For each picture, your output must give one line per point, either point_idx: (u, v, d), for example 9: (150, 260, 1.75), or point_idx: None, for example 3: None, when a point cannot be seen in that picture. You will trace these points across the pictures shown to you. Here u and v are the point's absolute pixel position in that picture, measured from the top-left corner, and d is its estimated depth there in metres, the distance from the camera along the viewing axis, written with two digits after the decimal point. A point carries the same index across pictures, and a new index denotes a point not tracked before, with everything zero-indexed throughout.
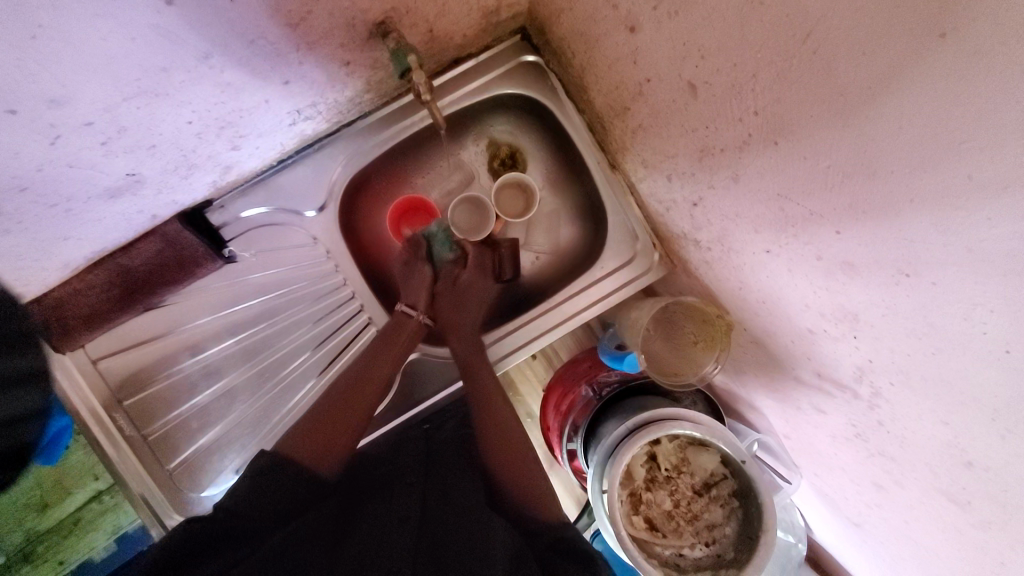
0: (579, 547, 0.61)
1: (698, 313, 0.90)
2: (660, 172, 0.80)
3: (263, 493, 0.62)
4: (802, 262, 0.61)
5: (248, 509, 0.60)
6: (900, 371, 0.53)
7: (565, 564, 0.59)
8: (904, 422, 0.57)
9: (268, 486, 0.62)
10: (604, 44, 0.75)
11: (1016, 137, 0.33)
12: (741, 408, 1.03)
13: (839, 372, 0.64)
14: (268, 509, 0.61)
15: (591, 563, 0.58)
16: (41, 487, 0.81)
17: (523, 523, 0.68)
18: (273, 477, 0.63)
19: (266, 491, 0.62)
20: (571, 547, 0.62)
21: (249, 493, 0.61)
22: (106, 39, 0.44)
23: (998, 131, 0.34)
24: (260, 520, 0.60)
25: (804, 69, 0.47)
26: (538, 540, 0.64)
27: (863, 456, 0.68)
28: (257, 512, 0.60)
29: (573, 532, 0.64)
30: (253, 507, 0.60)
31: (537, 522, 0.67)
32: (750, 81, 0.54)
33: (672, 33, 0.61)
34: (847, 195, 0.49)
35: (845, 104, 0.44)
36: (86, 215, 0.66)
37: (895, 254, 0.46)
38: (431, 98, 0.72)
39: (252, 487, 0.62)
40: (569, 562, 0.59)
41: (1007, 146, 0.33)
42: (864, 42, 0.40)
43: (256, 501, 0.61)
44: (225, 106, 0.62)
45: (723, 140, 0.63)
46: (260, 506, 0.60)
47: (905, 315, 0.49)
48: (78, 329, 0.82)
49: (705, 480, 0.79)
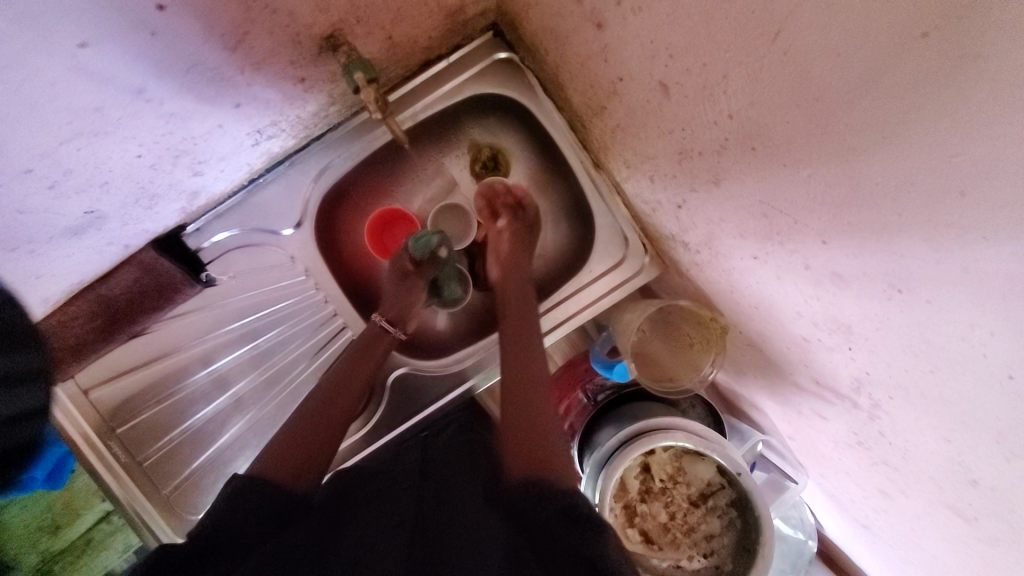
0: (592, 520, 0.51)
1: (692, 315, 0.86)
2: (643, 173, 0.75)
3: (236, 512, 0.55)
4: (790, 271, 0.56)
5: (228, 526, 0.54)
6: (897, 385, 0.50)
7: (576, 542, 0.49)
8: (905, 435, 0.53)
9: (241, 503, 0.56)
10: (574, 40, 0.69)
11: (1020, 163, 0.28)
12: (744, 407, 1.00)
13: (836, 380, 0.61)
14: (251, 525, 0.55)
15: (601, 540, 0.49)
16: (52, 510, 0.83)
17: (529, 479, 0.57)
18: (246, 497, 0.57)
19: (242, 507, 0.56)
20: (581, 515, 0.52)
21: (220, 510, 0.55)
22: (22, 89, 0.40)
23: (994, 161, 0.29)
24: (242, 536, 0.54)
25: (777, 73, 0.41)
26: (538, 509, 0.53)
27: (867, 464, 0.65)
28: (240, 526, 0.54)
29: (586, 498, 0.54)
30: (239, 521, 0.54)
31: (544, 478, 0.56)
32: (721, 82, 0.47)
33: (638, 30, 0.55)
34: (829, 207, 0.44)
35: (823, 110, 0.39)
36: (52, 253, 0.64)
37: (886, 269, 0.42)
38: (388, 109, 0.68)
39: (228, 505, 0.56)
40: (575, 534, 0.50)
41: (1012, 174, 0.28)
42: (838, 43, 0.34)
43: (234, 519, 0.55)
44: (175, 135, 0.58)
45: (700, 143, 0.57)
46: (239, 522, 0.55)
47: (898, 329, 0.45)
48: (66, 360, 0.82)
49: (701, 491, 0.76)
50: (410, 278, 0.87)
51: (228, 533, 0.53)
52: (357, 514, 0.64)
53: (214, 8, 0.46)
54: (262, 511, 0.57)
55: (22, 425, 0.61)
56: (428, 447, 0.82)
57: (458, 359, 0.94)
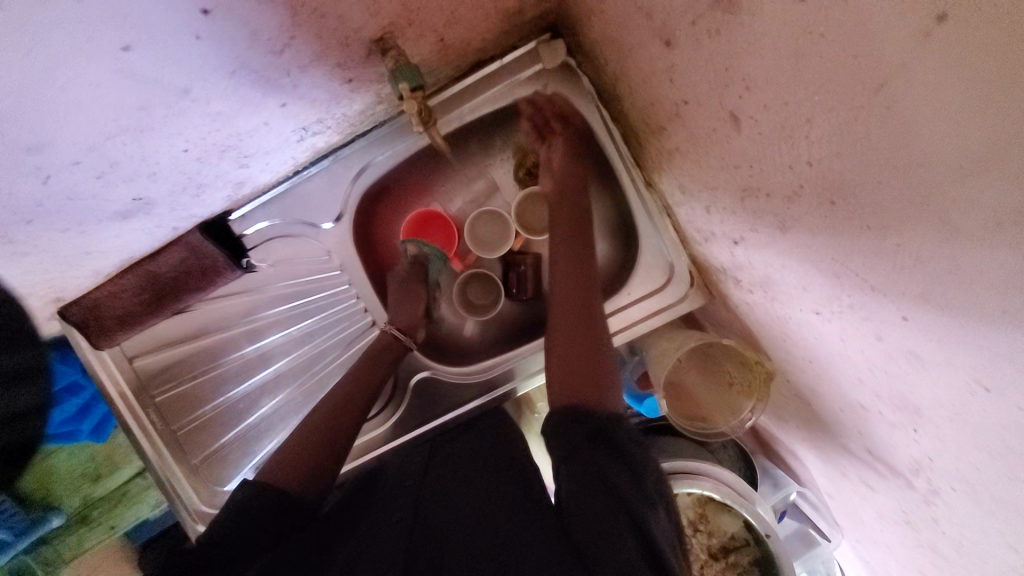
0: (630, 455, 0.54)
1: (736, 354, 0.80)
2: (699, 201, 0.69)
3: (241, 520, 0.58)
4: (856, 336, 0.50)
5: (234, 534, 0.57)
6: (964, 481, 0.44)
7: (613, 470, 0.52)
8: (964, 532, 0.47)
9: (248, 511, 0.59)
10: (637, 53, 0.64)
11: None
12: (781, 452, 0.94)
13: (893, 457, 0.54)
14: (256, 533, 0.58)
15: (637, 476, 0.52)
16: (94, 460, 0.91)
17: (566, 407, 0.60)
18: (253, 504, 0.60)
19: (249, 514, 0.59)
20: (619, 445, 0.55)
21: (228, 518, 0.58)
22: (67, 89, 0.40)
23: None
24: (246, 542, 0.57)
25: (875, 130, 0.35)
26: (575, 432, 0.57)
27: (913, 546, 0.58)
28: (243, 536, 0.57)
29: (626, 428, 0.58)
30: (243, 529, 0.57)
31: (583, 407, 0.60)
32: (804, 125, 0.42)
33: (711, 55, 0.49)
34: (916, 282, 0.38)
35: (926, 179, 0.33)
36: (102, 234, 0.66)
37: (974, 363, 0.36)
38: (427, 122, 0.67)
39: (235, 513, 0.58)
40: (612, 463, 0.53)
41: None
42: (957, 110, 0.28)
43: (240, 526, 0.57)
44: (220, 132, 0.57)
45: (769, 184, 0.51)
46: (245, 529, 0.57)
47: (980, 430, 0.39)
48: (113, 329, 0.85)
49: (723, 543, 0.72)
50: (410, 281, 0.86)
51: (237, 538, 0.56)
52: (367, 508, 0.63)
53: (261, 12, 0.44)
54: (269, 515, 0.59)
55: (22, 420, 0.81)
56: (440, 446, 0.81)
57: (487, 366, 0.91)
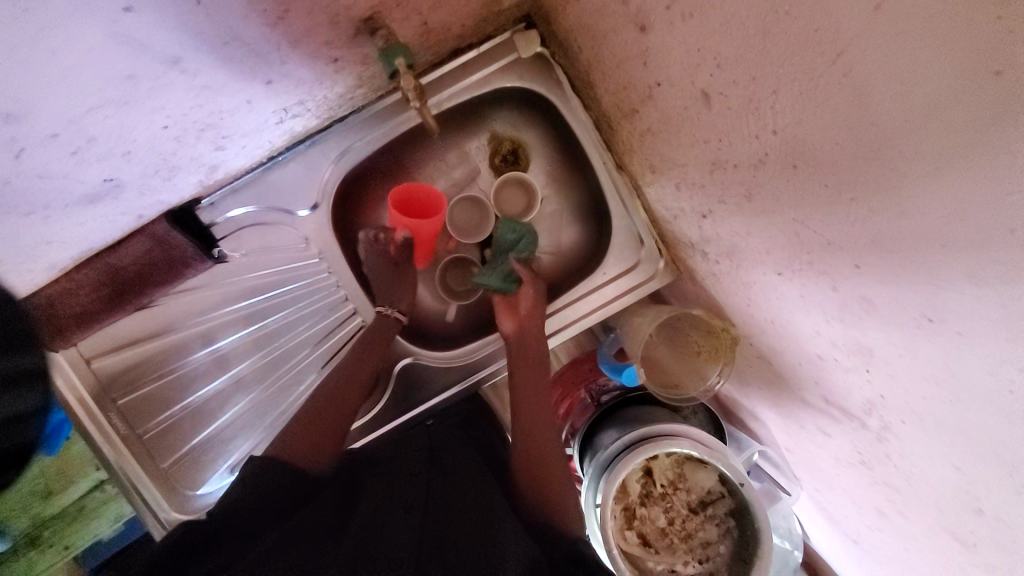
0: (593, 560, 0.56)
1: (704, 324, 0.86)
2: (669, 180, 0.75)
3: (256, 491, 0.58)
4: (815, 290, 0.57)
5: (242, 504, 0.57)
6: (913, 412, 0.50)
7: None
8: (913, 459, 0.54)
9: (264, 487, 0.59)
10: (612, 40, 0.68)
11: None
12: (744, 417, 1.01)
13: (848, 401, 0.61)
14: (265, 506, 0.58)
15: None
16: (46, 476, 0.86)
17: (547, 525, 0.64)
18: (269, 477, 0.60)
19: (264, 489, 0.59)
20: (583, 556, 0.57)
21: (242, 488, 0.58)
22: (58, 54, 0.39)
23: None
24: (247, 526, 0.56)
25: (833, 94, 0.40)
26: (556, 548, 0.59)
27: (867, 484, 0.66)
28: (251, 514, 0.57)
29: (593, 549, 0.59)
30: (255, 508, 0.57)
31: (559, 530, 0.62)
32: (770, 97, 0.47)
33: (685, 38, 0.54)
34: (872, 229, 0.44)
35: (877, 136, 0.39)
36: (66, 220, 0.63)
37: (919, 298, 0.42)
38: (419, 104, 0.70)
39: (256, 481, 0.59)
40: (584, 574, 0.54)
41: None
42: (902, 70, 0.34)
43: (251, 497, 0.58)
44: (202, 109, 0.56)
45: (737, 156, 0.57)
46: (257, 503, 0.58)
47: (925, 359, 0.45)
48: (69, 327, 0.80)
49: (701, 498, 0.77)
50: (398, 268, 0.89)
51: (246, 509, 0.57)
52: (364, 496, 0.64)
53: None
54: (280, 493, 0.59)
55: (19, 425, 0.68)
56: (430, 435, 0.83)
57: (462, 351, 0.92)
